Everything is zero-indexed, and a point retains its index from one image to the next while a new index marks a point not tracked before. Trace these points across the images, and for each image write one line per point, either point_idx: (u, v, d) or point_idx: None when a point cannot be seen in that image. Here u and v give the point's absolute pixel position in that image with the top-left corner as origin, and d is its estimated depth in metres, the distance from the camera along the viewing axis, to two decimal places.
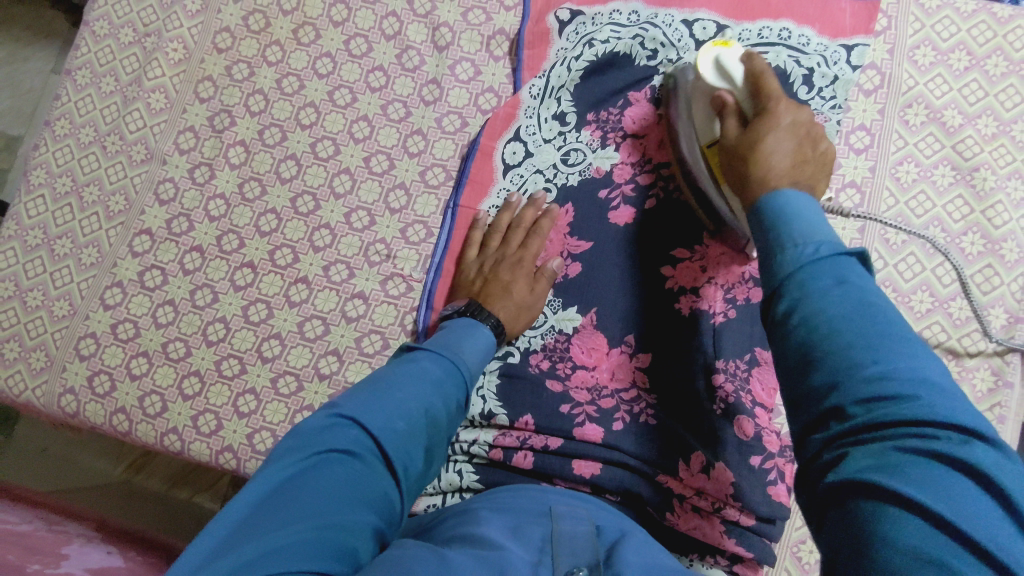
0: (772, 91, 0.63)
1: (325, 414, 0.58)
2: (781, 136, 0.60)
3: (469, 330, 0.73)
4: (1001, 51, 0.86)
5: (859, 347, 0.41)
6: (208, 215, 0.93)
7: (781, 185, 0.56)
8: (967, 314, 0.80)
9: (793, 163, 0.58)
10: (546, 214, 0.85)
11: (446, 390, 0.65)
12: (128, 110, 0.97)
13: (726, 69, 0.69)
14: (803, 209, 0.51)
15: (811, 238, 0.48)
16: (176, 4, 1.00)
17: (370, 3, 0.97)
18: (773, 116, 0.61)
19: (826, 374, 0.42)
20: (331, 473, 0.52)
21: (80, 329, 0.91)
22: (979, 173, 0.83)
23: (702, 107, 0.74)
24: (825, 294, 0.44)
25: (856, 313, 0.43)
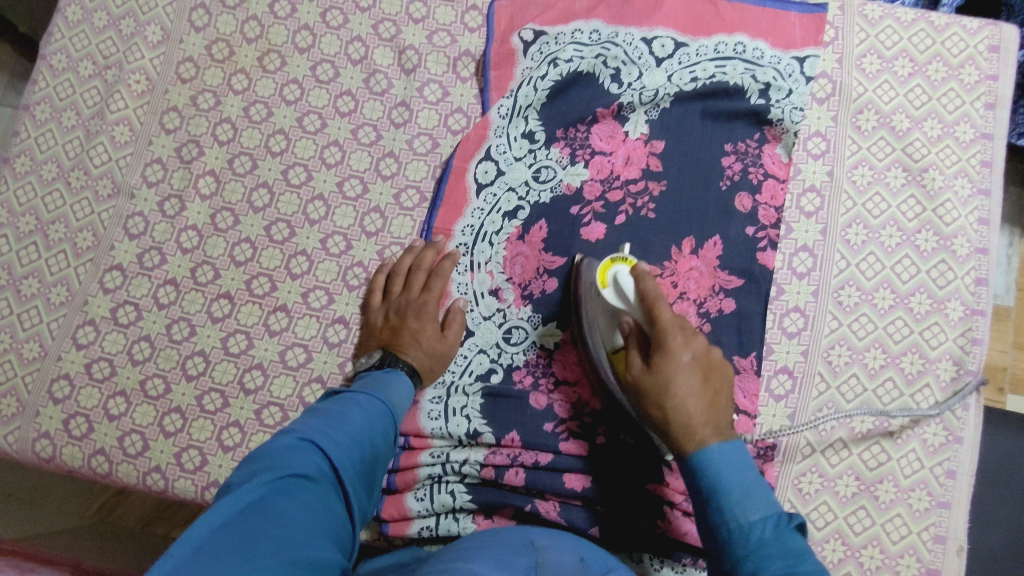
0: (664, 322, 0.71)
1: (290, 439, 0.63)
2: (686, 372, 0.69)
3: (391, 379, 0.77)
4: (940, 57, 0.91)
5: (753, 501, 0.62)
6: (181, 247, 0.92)
7: (706, 438, 0.66)
8: (926, 307, 0.85)
9: (702, 409, 0.68)
10: (448, 257, 0.88)
11: (385, 429, 0.72)
12: (91, 145, 0.95)
13: (625, 288, 0.75)
14: (727, 468, 0.64)
15: (755, 517, 0.61)
16: (136, 35, 0.99)
17: (335, 28, 0.98)
18: (669, 353, 0.70)
19: (760, 535, 0.60)
20: (304, 490, 0.59)
21: (53, 370, 0.89)
22: (928, 173, 0.88)
23: (608, 322, 0.78)
24: (754, 516, 0.61)
25: (776, 557, 0.58)
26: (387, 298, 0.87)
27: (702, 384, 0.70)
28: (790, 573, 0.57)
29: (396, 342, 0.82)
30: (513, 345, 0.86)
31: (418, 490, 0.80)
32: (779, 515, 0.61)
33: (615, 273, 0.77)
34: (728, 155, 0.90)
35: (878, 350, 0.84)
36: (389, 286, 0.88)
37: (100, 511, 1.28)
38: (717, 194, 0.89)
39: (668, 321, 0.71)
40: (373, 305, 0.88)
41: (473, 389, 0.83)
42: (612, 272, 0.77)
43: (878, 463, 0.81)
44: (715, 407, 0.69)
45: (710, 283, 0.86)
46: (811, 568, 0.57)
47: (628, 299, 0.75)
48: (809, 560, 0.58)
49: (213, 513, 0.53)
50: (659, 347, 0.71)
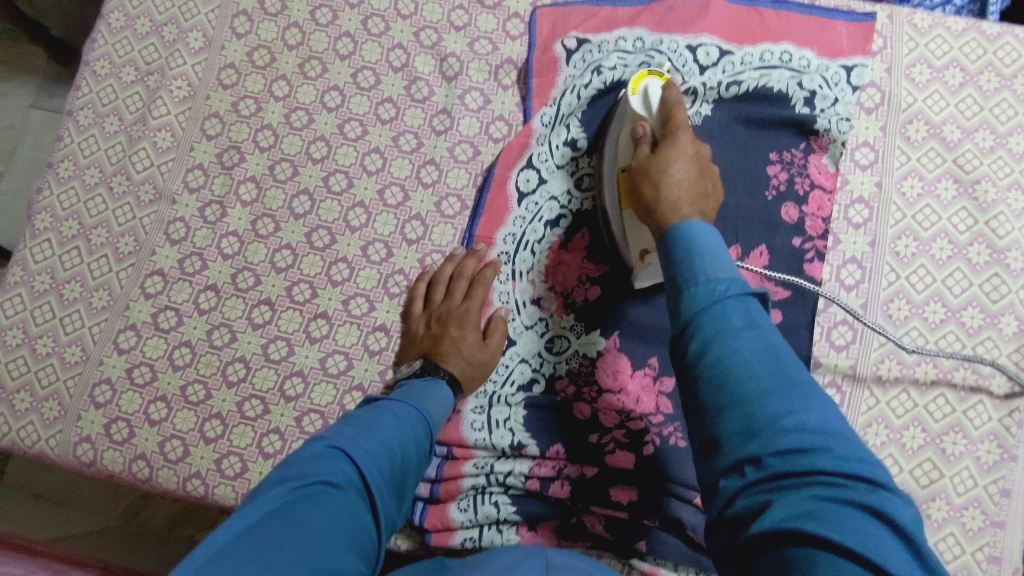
0: (679, 133, 0.71)
1: (317, 447, 0.61)
2: (685, 161, 0.70)
3: (432, 387, 0.76)
4: (992, 67, 0.89)
5: (726, 270, 0.58)
6: (222, 253, 0.92)
7: (690, 213, 0.66)
8: (978, 322, 0.83)
9: (690, 195, 0.68)
10: (488, 263, 0.87)
11: (419, 438, 0.69)
12: (134, 150, 0.96)
13: (651, 97, 0.76)
14: (708, 241, 0.61)
15: (721, 275, 0.57)
16: (178, 42, 0.99)
17: (376, 35, 0.98)
18: (675, 143, 0.71)
19: (735, 316, 0.54)
20: (330, 495, 0.56)
21: (95, 375, 0.89)
22: (980, 185, 0.86)
23: (629, 132, 0.79)
24: (722, 272, 0.57)
25: (756, 344, 0.53)
26: (428, 306, 0.87)
27: (695, 171, 0.70)
28: (758, 357, 0.52)
29: (436, 351, 0.81)
30: (555, 354, 0.85)
31: (462, 501, 0.79)
32: (741, 282, 0.57)
33: (647, 87, 0.76)
34: (773, 164, 0.88)
35: (929, 365, 0.82)
36: (429, 294, 0.87)
37: (128, 513, 1.28)
38: (763, 203, 0.87)
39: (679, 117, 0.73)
40: (414, 314, 0.87)
41: (517, 399, 0.83)
42: (642, 84, 0.76)
43: (931, 480, 0.79)
44: (703, 192, 0.70)
45: (757, 293, 0.85)
46: (797, 374, 0.51)
47: (649, 104, 0.76)
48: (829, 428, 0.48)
49: (234, 521, 0.52)
50: (665, 146, 0.72)
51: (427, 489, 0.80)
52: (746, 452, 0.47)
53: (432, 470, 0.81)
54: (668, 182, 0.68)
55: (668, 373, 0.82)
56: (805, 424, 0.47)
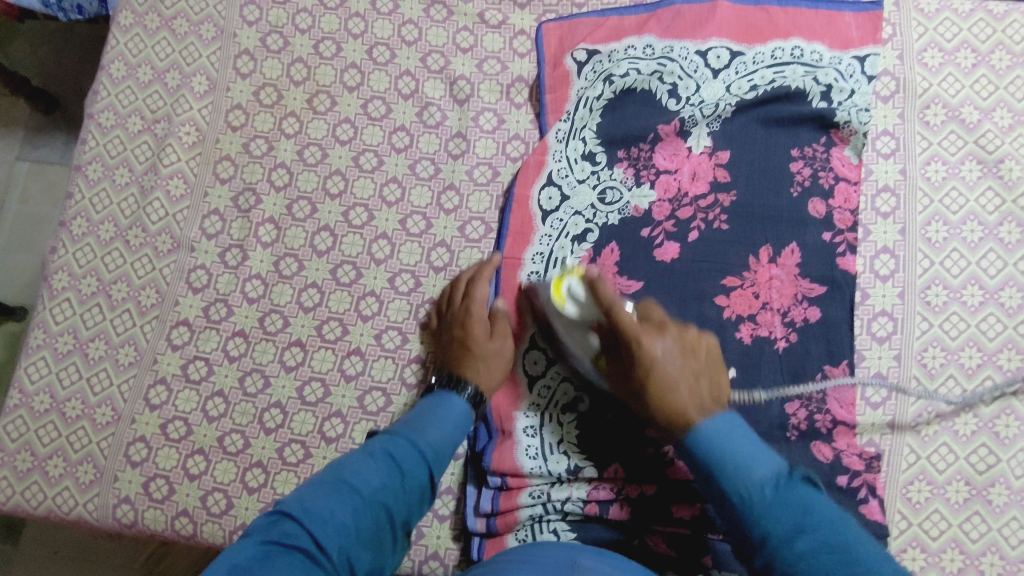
0: (633, 323, 0.72)
1: (278, 509, 0.60)
2: (668, 342, 0.72)
3: (438, 410, 0.74)
4: (1003, 45, 0.90)
5: (724, 424, 0.65)
6: (247, 297, 0.91)
7: (695, 417, 0.67)
8: (1018, 302, 0.82)
9: (687, 390, 0.69)
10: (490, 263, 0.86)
11: (404, 477, 0.66)
12: (148, 201, 0.94)
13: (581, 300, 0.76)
14: (738, 449, 0.63)
15: (738, 458, 0.63)
16: (182, 87, 0.98)
17: (382, 64, 0.97)
18: (643, 352, 0.71)
19: (748, 479, 0.62)
20: (281, 565, 0.55)
21: (128, 433, 0.87)
22: (1004, 164, 0.86)
23: (577, 333, 0.78)
24: (761, 485, 0.61)
25: (776, 501, 0.60)
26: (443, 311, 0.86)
27: (702, 359, 0.73)
28: (770, 514, 0.59)
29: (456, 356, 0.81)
30: None
31: (520, 531, 0.78)
32: (757, 454, 0.63)
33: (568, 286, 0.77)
34: (796, 160, 0.88)
35: (973, 349, 0.82)
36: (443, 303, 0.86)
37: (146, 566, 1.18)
38: (789, 201, 0.87)
39: (641, 334, 0.72)
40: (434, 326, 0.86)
41: (567, 419, 0.81)
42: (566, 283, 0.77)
43: (988, 466, 0.78)
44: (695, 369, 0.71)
45: (792, 291, 0.84)
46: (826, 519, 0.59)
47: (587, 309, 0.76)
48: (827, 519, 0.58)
49: None
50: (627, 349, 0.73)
51: (484, 523, 0.79)
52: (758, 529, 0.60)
53: (487, 503, 0.80)
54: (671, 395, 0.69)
55: None
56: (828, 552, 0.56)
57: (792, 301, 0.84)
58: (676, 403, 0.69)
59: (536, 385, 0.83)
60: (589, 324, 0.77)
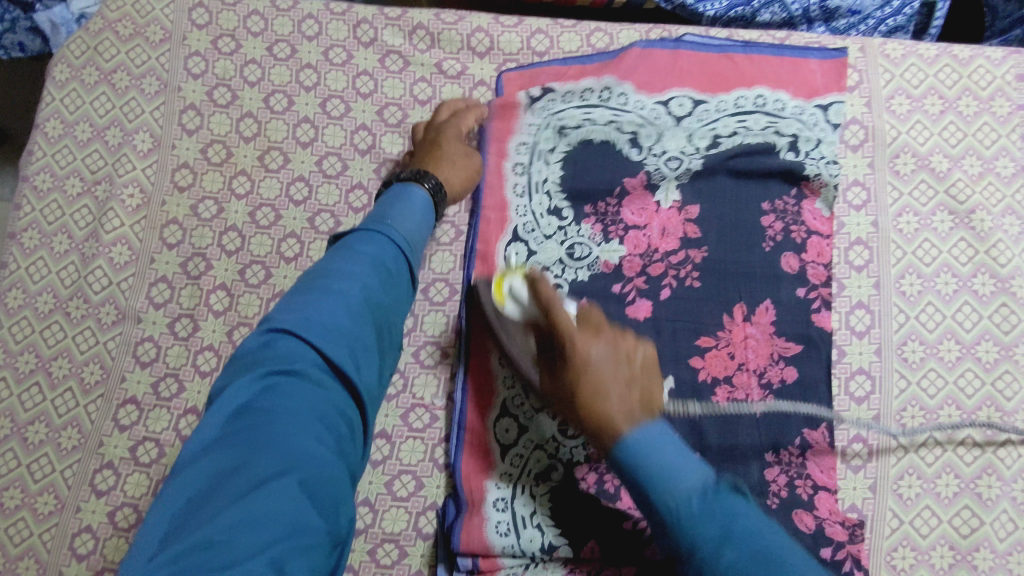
0: (564, 324, 0.67)
1: (263, 330, 0.59)
2: (602, 346, 0.66)
3: (403, 199, 0.75)
4: (969, 91, 0.88)
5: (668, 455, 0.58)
6: (199, 371, 0.86)
7: (624, 429, 0.60)
8: (994, 356, 0.81)
9: (626, 407, 0.62)
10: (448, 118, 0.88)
11: (385, 265, 0.67)
12: (89, 269, 0.89)
13: (521, 299, 0.75)
14: (667, 445, 0.58)
15: (681, 487, 0.56)
16: (124, 145, 0.92)
17: (337, 118, 0.92)
18: (581, 356, 0.65)
19: (678, 485, 0.56)
20: (287, 397, 0.54)
21: (73, 524, 0.81)
22: (976, 214, 0.85)
23: (521, 331, 0.77)
24: (689, 497, 0.55)
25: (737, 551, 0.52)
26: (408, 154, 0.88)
27: (639, 368, 0.66)
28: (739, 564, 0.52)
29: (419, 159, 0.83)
30: (571, 437, 0.79)
31: None
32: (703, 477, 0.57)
33: (509, 286, 0.78)
34: (767, 214, 0.85)
35: (952, 407, 0.80)
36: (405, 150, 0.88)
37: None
38: (762, 257, 0.84)
39: (568, 324, 0.67)
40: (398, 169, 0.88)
41: (540, 492, 0.78)
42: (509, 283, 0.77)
43: (972, 529, 0.77)
44: (646, 400, 0.63)
45: (768, 351, 0.82)
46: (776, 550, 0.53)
47: (522, 302, 0.75)
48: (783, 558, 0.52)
49: (198, 434, 0.53)
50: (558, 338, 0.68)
51: None
52: None
53: None
54: (604, 404, 0.62)
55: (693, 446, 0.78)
56: None
57: (768, 361, 0.81)
58: (607, 414, 0.62)
59: (508, 455, 0.79)
60: (527, 324, 0.76)
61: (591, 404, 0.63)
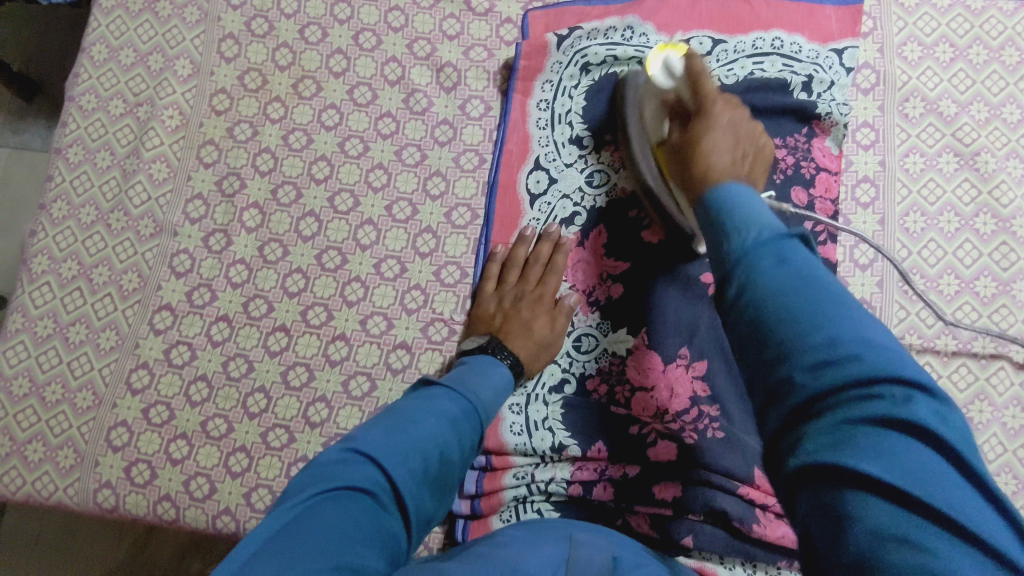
0: (709, 89, 0.70)
1: (343, 450, 0.62)
2: (723, 124, 0.68)
3: (488, 368, 0.76)
4: (980, 40, 0.91)
5: (753, 222, 0.52)
6: (231, 282, 0.90)
7: (722, 178, 0.61)
8: (992, 290, 0.85)
9: (727, 159, 0.65)
10: (558, 248, 0.87)
11: (461, 431, 0.68)
12: (129, 184, 0.93)
13: (675, 69, 0.74)
14: (742, 206, 0.55)
15: (753, 226, 0.52)
16: (165, 70, 0.97)
17: (368, 50, 0.96)
18: (711, 118, 0.69)
19: (768, 263, 0.48)
20: (357, 503, 0.56)
21: (110, 418, 0.87)
22: (981, 156, 0.88)
23: (658, 107, 0.79)
24: (810, 323, 0.44)
25: (797, 297, 0.46)
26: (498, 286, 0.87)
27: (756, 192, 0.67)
28: (798, 305, 0.45)
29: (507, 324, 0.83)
30: (584, 353, 0.85)
31: (504, 512, 0.79)
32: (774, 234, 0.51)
33: (663, 62, 0.76)
34: (779, 150, 0.89)
35: (948, 337, 0.84)
36: (502, 274, 0.87)
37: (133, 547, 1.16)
38: (773, 191, 0.88)
39: (698, 138, 0.68)
40: (484, 291, 0.87)
41: (553, 400, 0.83)
42: (661, 56, 0.76)
43: None
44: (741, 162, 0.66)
45: None
46: (831, 287, 0.47)
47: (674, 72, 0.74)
48: (868, 335, 0.43)
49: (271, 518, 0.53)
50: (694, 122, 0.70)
51: (468, 505, 0.80)
52: (858, 417, 0.40)
53: (472, 484, 0.80)
54: (708, 159, 0.65)
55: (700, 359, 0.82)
56: (879, 392, 0.40)
57: None
58: (709, 162, 0.64)
59: None
60: (664, 103, 0.78)
61: (698, 156, 0.66)
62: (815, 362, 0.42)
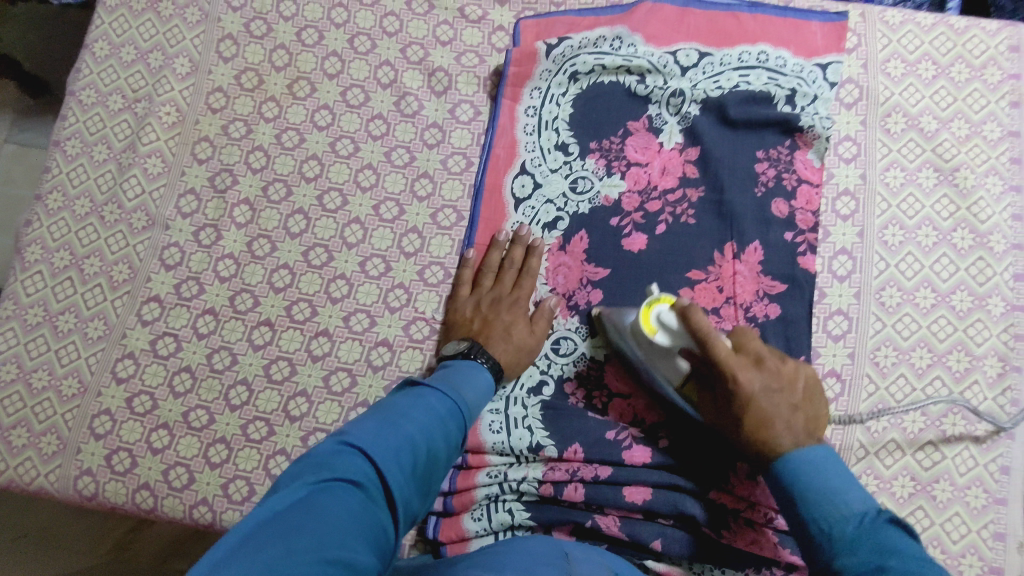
0: (723, 355, 0.70)
1: (335, 442, 0.62)
2: (757, 376, 0.70)
3: (473, 371, 0.77)
4: (963, 59, 0.93)
5: (846, 496, 0.63)
6: (218, 276, 0.92)
7: (785, 445, 0.68)
8: (968, 305, 0.86)
9: (795, 442, 0.68)
10: (533, 251, 0.89)
11: (449, 429, 0.69)
12: (124, 178, 0.95)
13: (673, 328, 0.74)
14: (830, 475, 0.65)
15: (854, 510, 0.62)
16: (164, 68, 0.99)
17: (363, 53, 0.98)
18: (744, 388, 0.69)
19: (846, 530, 0.62)
20: (344, 497, 0.55)
21: (94, 406, 0.88)
22: (959, 173, 0.89)
23: (664, 368, 0.76)
24: (844, 518, 0.62)
25: (869, 558, 0.59)
26: (474, 293, 0.87)
27: (803, 393, 0.71)
28: (891, 572, 0.57)
29: (484, 327, 0.83)
30: (563, 356, 0.86)
31: (476, 510, 0.79)
32: (870, 510, 0.63)
33: (657, 315, 0.76)
34: (761, 161, 0.90)
35: (924, 349, 0.84)
36: (477, 279, 0.88)
37: (113, 550, 1.18)
38: (754, 200, 0.89)
39: (751, 399, 0.69)
40: (461, 297, 0.88)
41: (531, 401, 0.83)
42: (656, 310, 0.76)
43: (933, 463, 0.82)
44: (810, 424, 0.70)
45: (754, 288, 0.86)
46: (910, 554, 0.59)
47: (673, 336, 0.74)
48: (913, 559, 0.58)
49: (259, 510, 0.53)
50: (722, 381, 0.71)
51: (441, 502, 0.80)
52: None
53: (446, 481, 0.81)
54: (774, 440, 0.69)
55: None
56: None
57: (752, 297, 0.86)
58: (779, 448, 0.68)
59: None
60: (681, 353, 0.74)
61: (760, 433, 0.69)
62: (856, 566, 0.59)
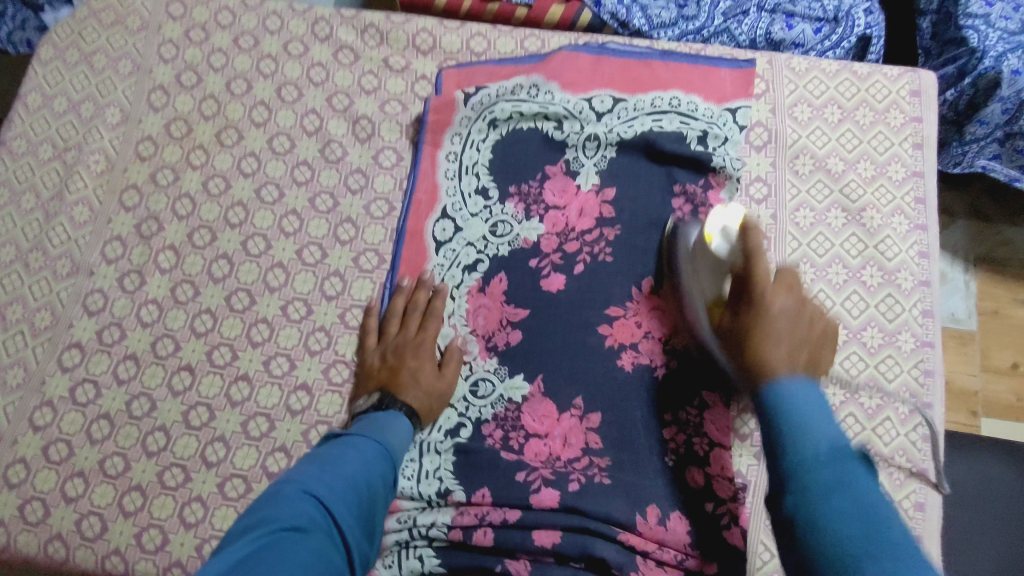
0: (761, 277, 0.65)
1: (277, 489, 0.61)
2: (785, 301, 0.63)
3: (392, 417, 0.77)
4: (866, 103, 0.96)
5: (815, 423, 0.52)
6: (141, 322, 0.92)
7: (781, 373, 0.57)
8: (878, 341, 0.87)
9: (794, 362, 0.59)
10: (438, 295, 0.90)
11: (384, 470, 0.70)
12: (50, 226, 0.96)
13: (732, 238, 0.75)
14: (805, 403, 0.54)
15: (819, 438, 0.51)
16: (95, 118, 1.01)
17: (290, 102, 1.01)
18: (764, 306, 0.63)
19: (824, 475, 0.49)
20: (297, 545, 0.55)
21: (9, 455, 0.87)
22: (866, 213, 0.92)
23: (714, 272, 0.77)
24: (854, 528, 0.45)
25: (848, 511, 0.47)
26: (384, 342, 0.88)
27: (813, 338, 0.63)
28: (852, 521, 0.46)
29: (393, 376, 0.84)
30: (480, 398, 0.86)
31: (387, 556, 0.80)
32: (837, 439, 0.51)
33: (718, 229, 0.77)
34: (677, 197, 0.92)
35: (836, 386, 0.86)
36: (383, 328, 0.89)
37: None
38: (671, 236, 0.90)
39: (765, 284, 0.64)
40: (368, 347, 0.88)
41: (445, 447, 0.84)
42: (719, 224, 0.77)
43: None
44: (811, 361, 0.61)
45: (671, 320, 0.86)
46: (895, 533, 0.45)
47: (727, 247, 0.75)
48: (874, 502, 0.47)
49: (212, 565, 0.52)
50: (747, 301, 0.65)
51: None
52: None
53: None
54: (768, 347, 0.59)
55: (593, 410, 0.84)
56: None
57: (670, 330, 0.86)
58: (766, 358, 0.59)
59: None
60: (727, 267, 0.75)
61: (753, 339, 0.61)
62: None
